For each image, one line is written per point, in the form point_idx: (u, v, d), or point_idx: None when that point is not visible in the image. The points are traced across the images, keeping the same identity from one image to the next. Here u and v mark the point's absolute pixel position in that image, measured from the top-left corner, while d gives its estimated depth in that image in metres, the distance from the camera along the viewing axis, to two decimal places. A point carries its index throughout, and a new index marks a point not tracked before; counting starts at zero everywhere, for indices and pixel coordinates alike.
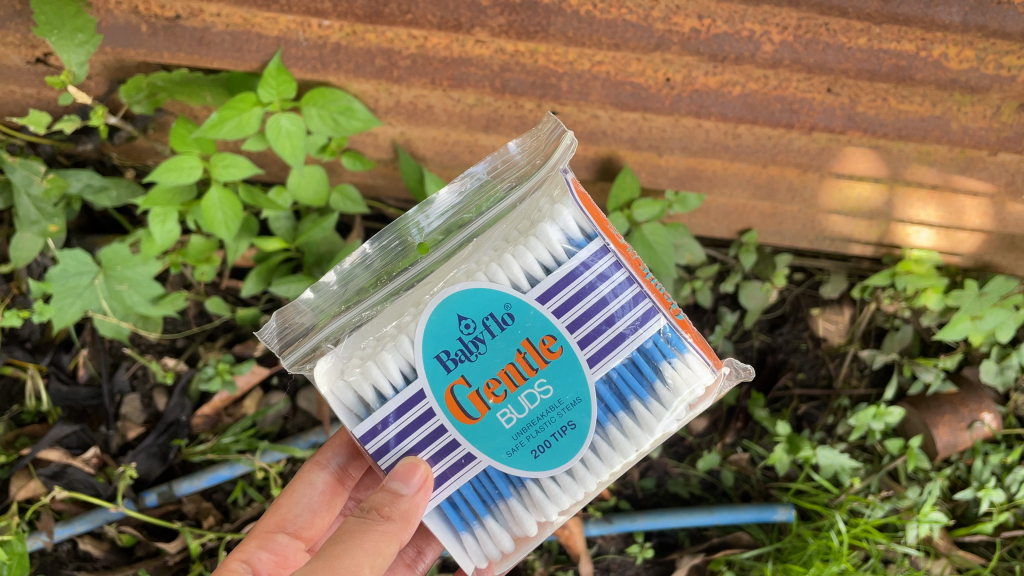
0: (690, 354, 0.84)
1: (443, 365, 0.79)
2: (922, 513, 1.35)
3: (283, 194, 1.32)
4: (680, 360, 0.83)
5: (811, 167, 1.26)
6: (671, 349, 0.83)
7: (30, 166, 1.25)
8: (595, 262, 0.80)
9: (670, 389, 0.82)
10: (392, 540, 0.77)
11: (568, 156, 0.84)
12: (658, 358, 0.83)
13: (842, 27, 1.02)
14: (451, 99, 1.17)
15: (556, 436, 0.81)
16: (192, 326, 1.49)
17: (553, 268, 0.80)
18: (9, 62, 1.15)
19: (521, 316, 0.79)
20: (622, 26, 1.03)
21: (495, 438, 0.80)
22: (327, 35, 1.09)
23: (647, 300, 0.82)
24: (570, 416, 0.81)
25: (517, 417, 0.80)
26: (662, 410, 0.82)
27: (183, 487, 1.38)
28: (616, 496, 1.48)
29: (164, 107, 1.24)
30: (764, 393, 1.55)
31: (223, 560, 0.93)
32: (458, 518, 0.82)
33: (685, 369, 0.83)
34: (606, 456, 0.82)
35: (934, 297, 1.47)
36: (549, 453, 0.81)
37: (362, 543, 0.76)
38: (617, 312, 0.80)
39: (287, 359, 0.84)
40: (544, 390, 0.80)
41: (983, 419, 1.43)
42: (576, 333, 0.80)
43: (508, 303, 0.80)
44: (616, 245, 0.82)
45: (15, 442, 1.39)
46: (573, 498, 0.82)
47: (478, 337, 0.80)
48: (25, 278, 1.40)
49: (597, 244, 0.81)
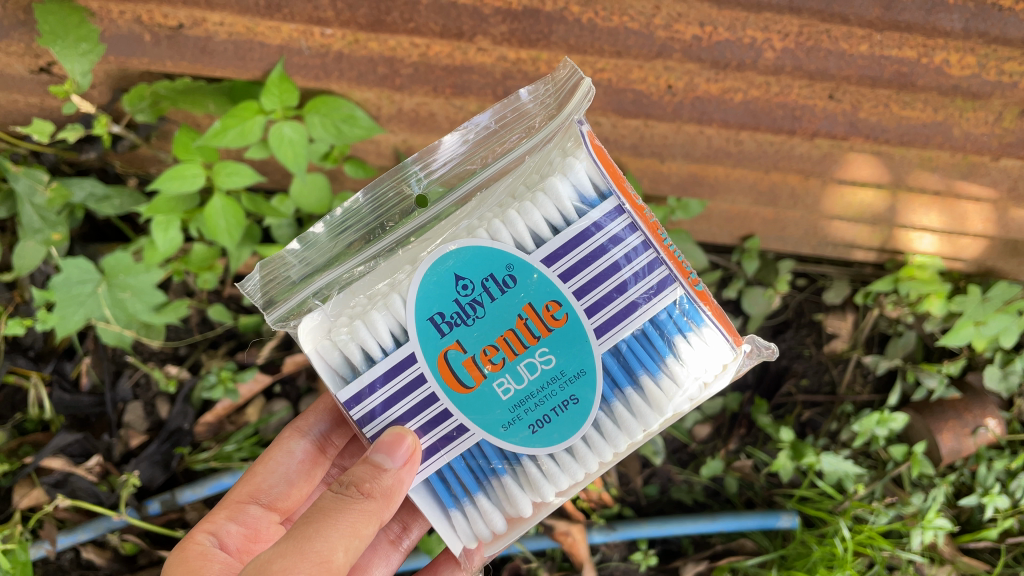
0: (707, 327, 0.81)
1: (437, 328, 0.77)
2: (926, 519, 1.34)
3: (286, 202, 1.32)
4: (695, 335, 0.81)
5: (813, 173, 1.26)
6: (688, 323, 0.81)
7: (33, 175, 1.26)
8: (608, 224, 0.77)
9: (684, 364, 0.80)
10: (370, 521, 0.75)
11: (583, 108, 0.81)
12: (672, 332, 0.80)
13: (843, 34, 1.02)
14: (453, 107, 1.17)
15: (556, 410, 0.79)
16: (194, 334, 1.50)
17: (562, 227, 0.78)
18: (13, 72, 1.16)
19: (523, 278, 0.77)
20: (623, 33, 1.03)
21: (491, 408, 0.78)
22: (330, 43, 1.09)
23: (665, 266, 0.79)
24: (572, 390, 0.79)
25: (516, 388, 0.78)
26: (673, 387, 0.80)
27: (184, 496, 1.37)
28: (620, 503, 1.48)
29: (167, 116, 1.25)
30: (768, 399, 1.55)
31: (189, 534, 0.93)
32: (447, 493, 0.81)
33: (700, 344, 0.80)
34: (610, 435, 0.80)
35: (937, 302, 1.44)
36: (547, 430, 0.79)
37: (337, 525, 0.73)
38: (630, 279, 0.78)
39: (272, 315, 0.84)
40: (546, 360, 0.78)
41: (987, 425, 1.42)
42: (583, 301, 0.78)
43: (511, 264, 0.77)
44: (633, 205, 0.79)
45: (17, 450, 1.39)
46: (572, 479, 0.81)
47: (476, 300, 0.78)
48: (28, 286, 1.40)
49: (611, 204, 0.77)
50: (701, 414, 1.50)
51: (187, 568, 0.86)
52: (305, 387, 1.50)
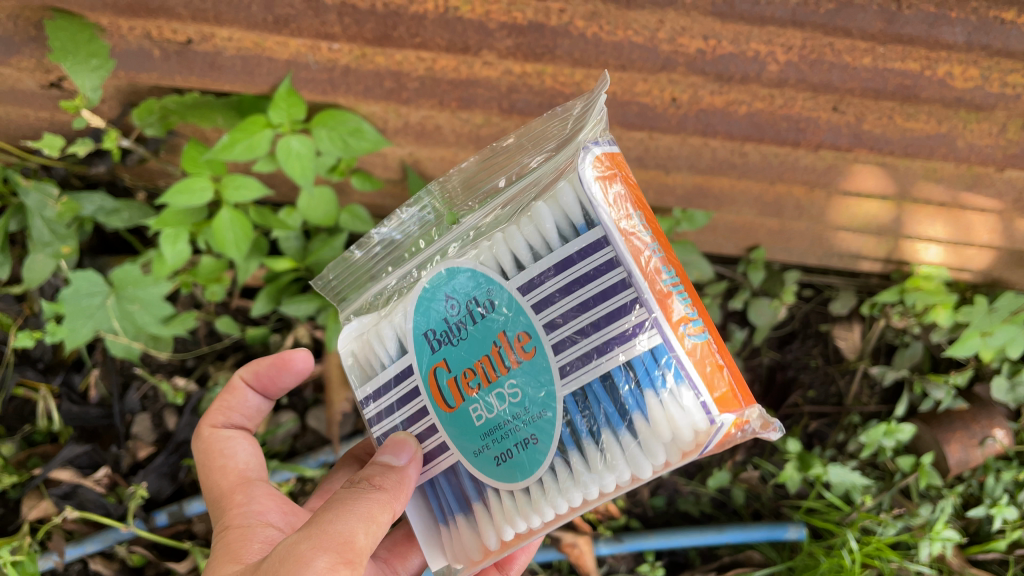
0: (683, 386, 0.67)
1: (429, 343, 0.78)
2: (934, 531, 1.33)
3: (293, 214, 1.30)
4: (669, 394, 0.67)
5: (818, 185, 1.27)
6: (663, 378, 0.67)
7: (43, 189, 1.27)
8: (585, 256, 0.70)
9: (648, 421, 0.68)
10: (386, 509, 0.74)
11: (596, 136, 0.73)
12: (643, 384, 0.68)
13: (846, 47, 1.01)
14: (459, 120, 1.19)
15: (518, 448, 0.73)
16: (202, 345, 1.51)
17: (542, 256, 0.72)
18: (24, 87, 1.17)
19: (501, 305, 0.74)
20: (628, 47, 1.03)
21: (465, 431, 0.76)
22: (337, 58, 1.10)
23: (641, 309, 0.68)
24: (533, 429, 0.72)
25: (487, 416, 0.75)
26: (632, 444, 0.69)
27: (193, 507, 1.36)
28: (626, 514, 1.48)
29: (176, 130, 1.26)
30: (774, 410, 1.56)
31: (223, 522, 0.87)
32: (439, 506, 0.81)
33: (671, 405, 0.67)
34: (562, 485, 0.72)
35: (943, 313, 1.44)
36: (512, 465, 0.74)
37: (353, 511, 0.73)
38: (600, 318, 0.69)
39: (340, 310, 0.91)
40: (514, 393, 0.73)
41: (995, 436, 1.40)
42: (553, 335, 0.71)
43: (491, 288, 0.75)
44: (629, 239, 0.69)
45: (26, 462, 1.40)
46: (528, 524, 0.74)
47: (461, 321, 0.77)
48: (37, 299, 1.41)
49: (595, 234, 0.69)
50: None
51: (231, 550, 0.81)
52: (312, 399, 1.50)
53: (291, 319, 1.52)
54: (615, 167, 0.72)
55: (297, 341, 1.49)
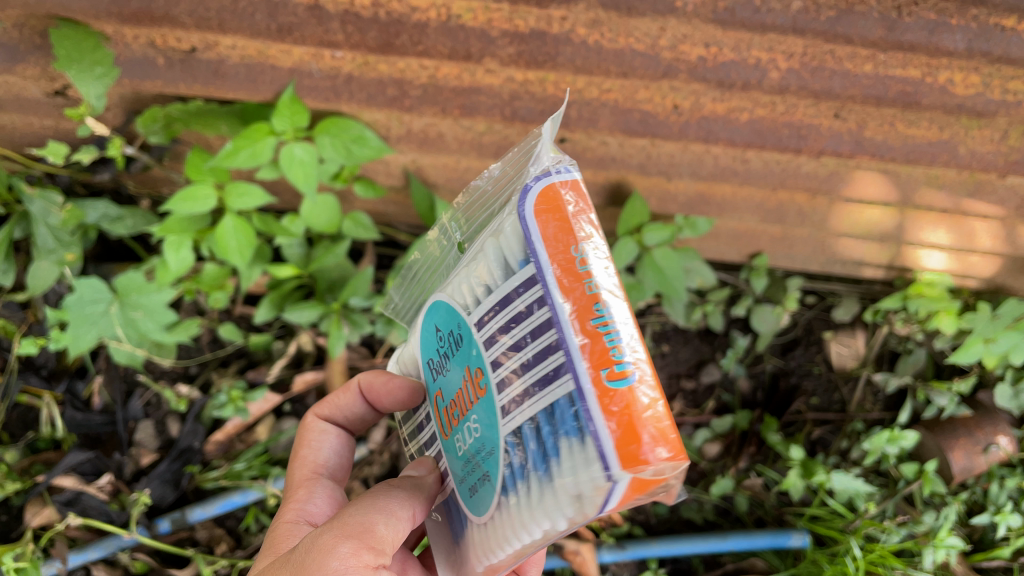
0: (586, 439, 0.53)
1: (431, 373, 0.75)
2: (938, 538, 1.31)
3: (296, 221, 1.31)
4: (577, 443, 0.53)
5: (820, 191, 1.27)
6: (573, 424, 0.54)
7: (48, 197, 1.28)
8: (518, 291, 0.59)
9: (557, 473, 0.55)
10: (408, 506, 0.72)
11: (546, 165, 0.61)
12: (556, 429, 0.55)
13: (847, 54, 1.01)
14: (461, 127, 1.20)
15: (478, 484, 0.65)
16: (204, 353, 1.51)
17: (491, 289, 0.63)
18: (29, 95, 1.18)
19: (465, 340, 0.67)
20: (629, 55, 1.03)
21: (453, 462, 0.71)
22: (340, 66, 1.10)
23: (560, 351, 0.55)
24: (484, 467, 0.64)
25: (465, 448, 0.68)
26: (546, 495, 0.56)
27: (195, 514, 1.37)
28: (629, 522, 1.47)
29: (180, 137, 1.27)
30: (776, 417, 1.54)
31: (276, 513, 0.87)
32: (450, 530, 0.75)
33: (576, 455, 0.53)
34: (501, 530, 0.62)
35: (947, 319, 1.45)
36: (476, 499, 0.66)
37: (373, 504, 0.72)
38: (532, 358, 0.58)
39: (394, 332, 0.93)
40: (474, 430, 0.65)
41: (999, 443, 1.41)
42: (498, 374, 0.61)
43: (458, 325, 0.68)
44: (563, 274, 0.56)
45: (29, 469, 1.40)
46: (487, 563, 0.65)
47: (445, 354, 0.71)
48: (41, 306, 1.42)
49: (529, 273, 0.58)
50: (709, 431, 1.52)
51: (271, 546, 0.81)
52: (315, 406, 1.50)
53: (293, 326, 1.53)
54: (563, 196, 0.58)
55: (300, 348, 1.51)
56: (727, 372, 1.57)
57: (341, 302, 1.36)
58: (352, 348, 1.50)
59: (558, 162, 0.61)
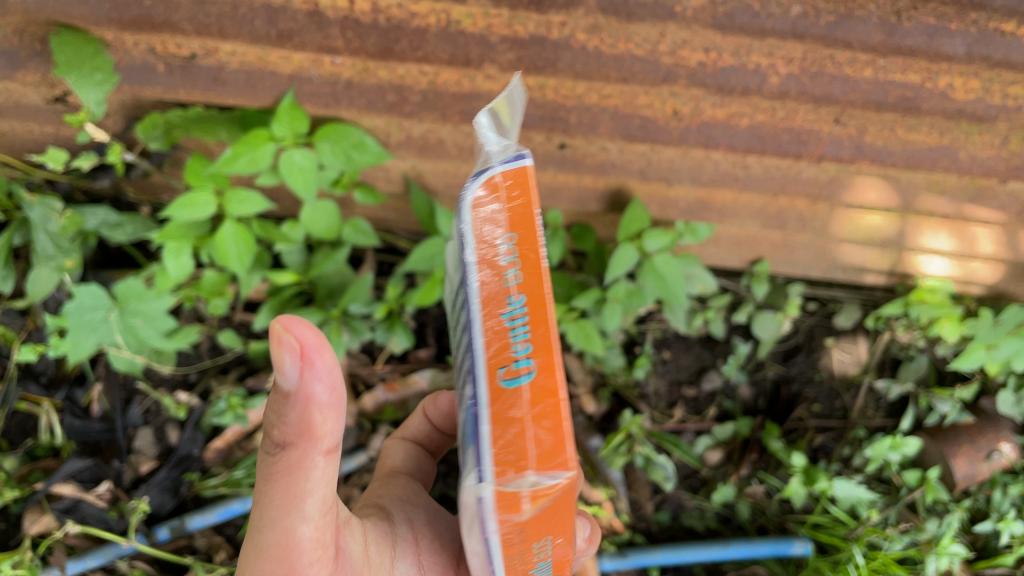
0: (471, 446, 0.51)
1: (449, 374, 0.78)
2: (941, 546, 1.29)
3: (296, 228, 1.32)
4: (469, 451, 0.52)
5: (821, 197, 1.27)
6: (469, 431, 0.52)
7: (48, 203, 1.27)
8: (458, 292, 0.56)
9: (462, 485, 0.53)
10: (306, 465, 0.60)
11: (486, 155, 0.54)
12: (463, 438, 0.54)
13: (847, 59, 1.00)
14: (461, 133, 1.20)
15: None
16: (204, 359, 1.52)
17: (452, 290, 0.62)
18: (29, 102, 1.18)
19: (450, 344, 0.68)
20: (629, 60, 1.03)
21: None
22: (340, 72, 1.10)
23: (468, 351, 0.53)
24: None
25: None
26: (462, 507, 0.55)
27: (194, 521, 1.36)
28: (631, 530, 1.45)
29: (180, 144, 1.27)
30: (778, 424, 1.53)
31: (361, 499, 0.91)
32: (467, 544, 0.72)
33: (467, 462, 0.52)
34: None
35: (949, 326, 1.44)
36: None
37: (274, 486, 0.61)
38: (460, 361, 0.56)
39: None
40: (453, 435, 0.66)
41: (1002, 450, 1.40)
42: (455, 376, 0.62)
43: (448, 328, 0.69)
44: (483, 274, 0.52)
45: (28, 476, 1.40)
46: None
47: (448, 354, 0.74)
48: (40, 313, 1.42)
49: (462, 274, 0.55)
50: (710, 437, 1.52)
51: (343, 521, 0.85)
52: None
53: None
54: (498, 190, 0.52)
55: None
56: (728, 379, 1.58)
57: (341, 309, 1.35)
58: (353, 355, 1.50)
59: (507, 149, 0.54)
